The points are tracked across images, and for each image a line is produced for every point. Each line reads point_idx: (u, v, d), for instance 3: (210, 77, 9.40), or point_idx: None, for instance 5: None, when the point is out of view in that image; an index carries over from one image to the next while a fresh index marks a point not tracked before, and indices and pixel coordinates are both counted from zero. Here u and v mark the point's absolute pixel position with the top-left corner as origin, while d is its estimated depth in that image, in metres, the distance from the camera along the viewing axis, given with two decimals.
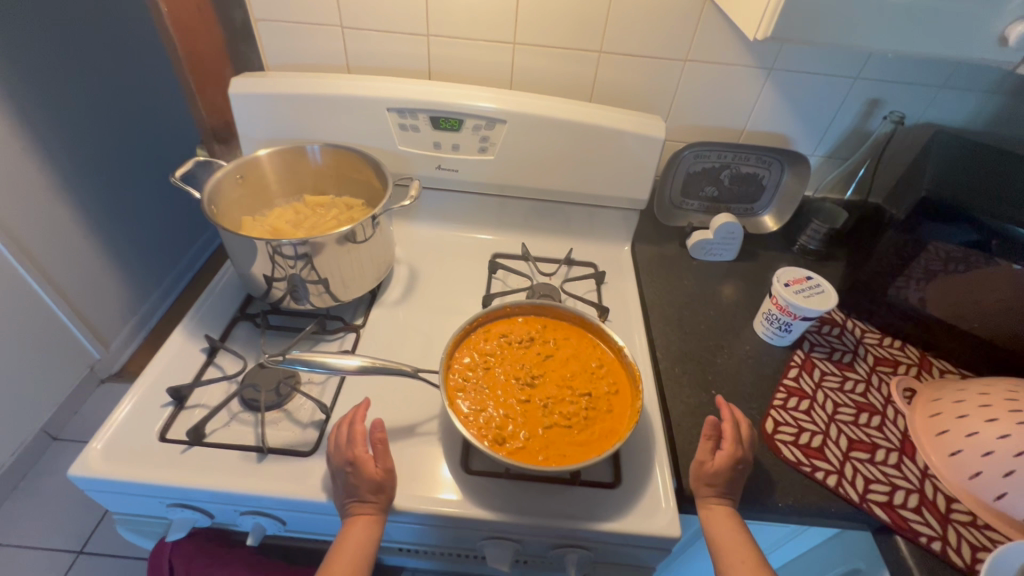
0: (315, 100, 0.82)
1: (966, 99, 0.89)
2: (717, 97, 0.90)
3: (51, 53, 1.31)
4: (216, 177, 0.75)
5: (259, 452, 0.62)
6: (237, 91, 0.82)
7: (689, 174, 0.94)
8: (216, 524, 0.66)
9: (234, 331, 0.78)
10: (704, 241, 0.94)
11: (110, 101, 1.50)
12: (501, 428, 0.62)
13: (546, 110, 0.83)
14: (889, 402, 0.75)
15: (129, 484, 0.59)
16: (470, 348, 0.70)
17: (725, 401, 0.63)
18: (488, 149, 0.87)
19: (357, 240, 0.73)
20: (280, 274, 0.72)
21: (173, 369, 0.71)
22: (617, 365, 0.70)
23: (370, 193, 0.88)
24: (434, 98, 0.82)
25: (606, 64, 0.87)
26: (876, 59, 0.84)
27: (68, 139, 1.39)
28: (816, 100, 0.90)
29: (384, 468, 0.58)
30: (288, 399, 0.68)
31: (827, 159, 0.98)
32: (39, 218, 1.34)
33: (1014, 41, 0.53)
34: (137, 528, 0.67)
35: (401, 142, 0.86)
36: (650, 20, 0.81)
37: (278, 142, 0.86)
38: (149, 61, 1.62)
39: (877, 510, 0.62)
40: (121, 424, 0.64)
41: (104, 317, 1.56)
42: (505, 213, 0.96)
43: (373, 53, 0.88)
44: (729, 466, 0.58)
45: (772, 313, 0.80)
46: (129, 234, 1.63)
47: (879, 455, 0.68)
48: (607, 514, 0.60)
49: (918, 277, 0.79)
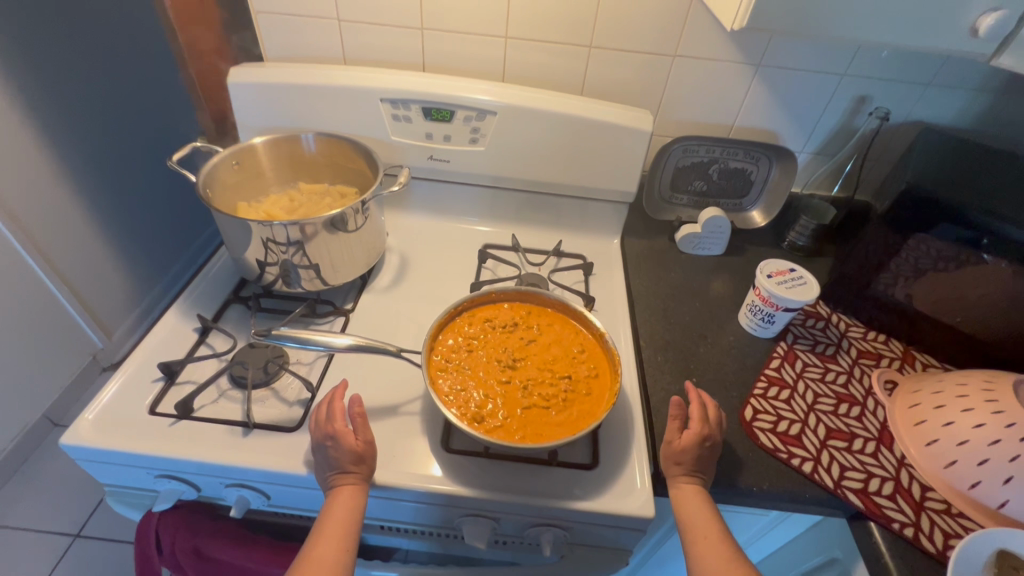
0: (311, 90, 0.84)
1: (954, 96, 0.89)
2: (706, 92, 0.91)
3: (59, 45, 1.34)
4: (212, 162, 0.78)
5: (245, 426, 0.64)
6: (235, 81, 0.84)
7: (678, 169, 0.96)
8: (203, 498, 0.68)
9: (227, 313, 0.80)
10: (693, 235, 0.95)
11: (115, 94, 1.53)
12: (481, 407, 0.64)
13: (536, 102, 0.85)
14: (869, 393, 0.75)
15: (119, 454, 0.61)
16: (454, 332, 0.72)
17: (691, 386, 0.65)
18: (478, 140, 0.88)
19: (348, 226, 0.75)
20: (273, 258, 0.74)
21: (166, 347, 0.73)
22: (597, 349, 0.71)
23: (364, 182, 0.90)
24: (427, 89, 0.84)
25: (596, 58, 0.88)
26: (863, 55, 0.85)
27: (73, 130, 1.42)
28: (804, 97, 0.91)
29: (364, 440, 0.59)
30: (276, 377, 0.70)
31: (816, 156, 0.99)
32: (44, 206, 1.37)
33: (984, 32, 0.55)
34: (127, 500, 0.69)
35: (394, 132, 0.88)
36: (638, 15, 0.83)
37: (274, 131, 0.89)
38: (155, 57, 1.65)
39: (851, 496, 0.63)
40: (113, 397, 0.66)
41: (108, 307, 1.59)
42: (496, 204, 0.97)
43: (368, 45, 0.90)
44: (696, 443, 0.61)
45: (755, 305, 0.81)
46: (133, 225, 1.66)
47: (857, 445, 0.69)
48: (582, 494, 0.62)
49: (900, 271, 0.80)
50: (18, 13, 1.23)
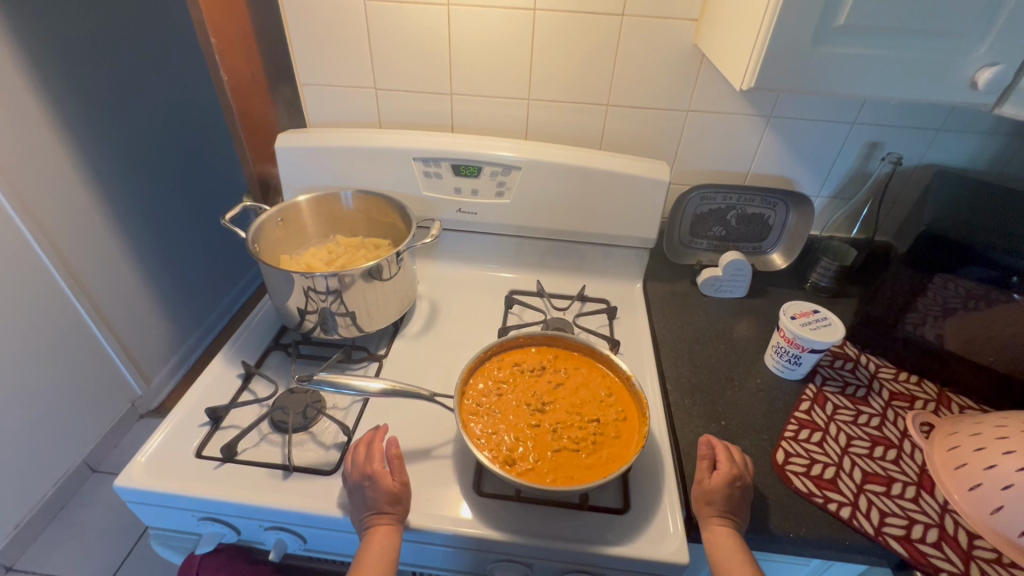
0: (350, 152, 0.91)
1: (965, 140, 0.92)
2: (719, 142, 0.96)
3: (117, 117, 1.49)
4: (261, 219, 0.84)
5: (285, 469, 0.66)
6: (282, 146, 0.92)
7: (696, 215, 0.99)
8: (241, 540, 0.70)
9: (268, 359, 0.84)
10: (714, 278, 0.97)
11: (164, 158, 1.67)
12: (512, 450, 0.65)
13: (556, 156, 0.90)
14: (905, 436, 0.74)
15: (167, 497, 0.64)
16: (484, 375, 0.74)
17: (707, 437, 0.66)
18: (504, 193, 0.94)
19: (383, 276, 0.80)
20: (313, 306, 0.78)
21: (212, 392, 0.77)
22: (625, 392, 0.73)
23: (396, 235, 0.96)
24: (456, 149, 0.90)
25: (613, 115, 0.94)
26: (872, 105, 0.89)
27: (126, 192, 1.55)
28: (817, 144, 0.95)
29: (400, 481, 0.61)
30: (314, 421, 0.72)
31: (832, 200, 1.02)
32: (96, 259, 1.47)
33: (983, 84, 0.58)
34: (169, 543, 0.71)
35: (426, 188, 0.94)
36: (652, 75, 0.89)
37: (315, 188, 0.95)
38: (200, 123, 1.81)
39: (893, 543, 0.61)
40: (164, 441, 0.69)
41: (149, 355, 1.67)
42: (522, 253, 1.02)
43: (402, 109, 0.98)
44: (727, 482, 0.61)
45: (781, 346, 0.81)
46: (176, 277, 1.77)
47: (896, 489, 0.67)
48: (615, 539, 0.61)
49: (929, 311, 0.80)
50: (83, 91, 1.38)
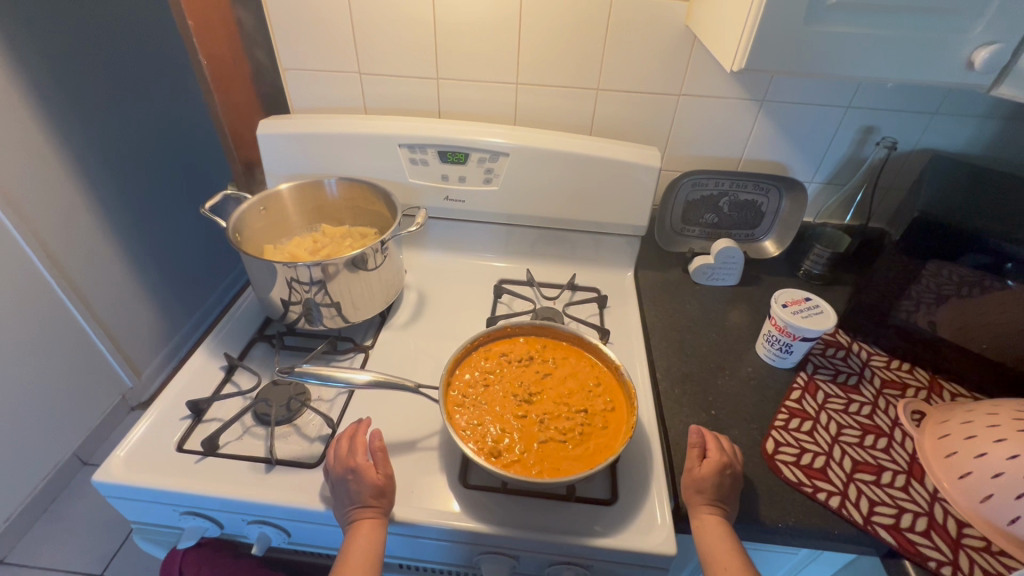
0: (334, 138, 0.89)
1: (961, 124, 0.90)
2: (712, 127, 0.94)
3: (101, 104, 1.46)
4: (242, 208, 0.83)
5: (268, 463, 0.65)
6: (263, 133, 0.90)
7: (688, 201, 0.98)
8: (225, 534, 0.69)
9: (252, 351, 0.83)
10: (706, 266, 0.95)
11: (149, 147, 1.64)
12: (497, 442, 0.64)
13: (546, 142, 0.88)
14: (896, 425, 0.73)
15: (146, 491, 0.63)
16: (470, 366, 0.73)
17: (699, 427, 0.65)
18: (492, 180, 0.92)
19: (368, 267, 0.78)
20: (296, 297, 0.76)
21: (195, 384, 0.76)
22: (613, 382, 0.72)
23: (383, 223, 0.94)
24: (443, 134, 0.88)
25: (604, 100, 0.92)
26: (867, 89, 0.87)
27: (112, 182, 1.52)
28: (810, 128, 0.93)
29: (384, 474, 0.61)
30: (298, 414, 0.71)
31: (826, 185, 1.00)
32: (83, 250, 1.45)
33: (980, 64, 0.57)
34: (152, 537, 0.70)
35: (412, 175, 0.92)
36: (643, 56, 0.87)
37: (300, 176, 0.93)
38: (185, 110, 1.77)
39: (882, 533, 0.61)
40: (143, 435, 0.68)
41: (139, 348, 1.66)
42: (512, 241, 1.00)
43: (387, 94, 0.95)
44: (717, 471, 0.60)
45: (772, 334, 0.80)
46: (164, 268, 1.74)
47: (886, 478, 0.67)
48: (603, 530, 0.61)
49: (922, 298, 0.79)
50: (64, 77, 1.35)
